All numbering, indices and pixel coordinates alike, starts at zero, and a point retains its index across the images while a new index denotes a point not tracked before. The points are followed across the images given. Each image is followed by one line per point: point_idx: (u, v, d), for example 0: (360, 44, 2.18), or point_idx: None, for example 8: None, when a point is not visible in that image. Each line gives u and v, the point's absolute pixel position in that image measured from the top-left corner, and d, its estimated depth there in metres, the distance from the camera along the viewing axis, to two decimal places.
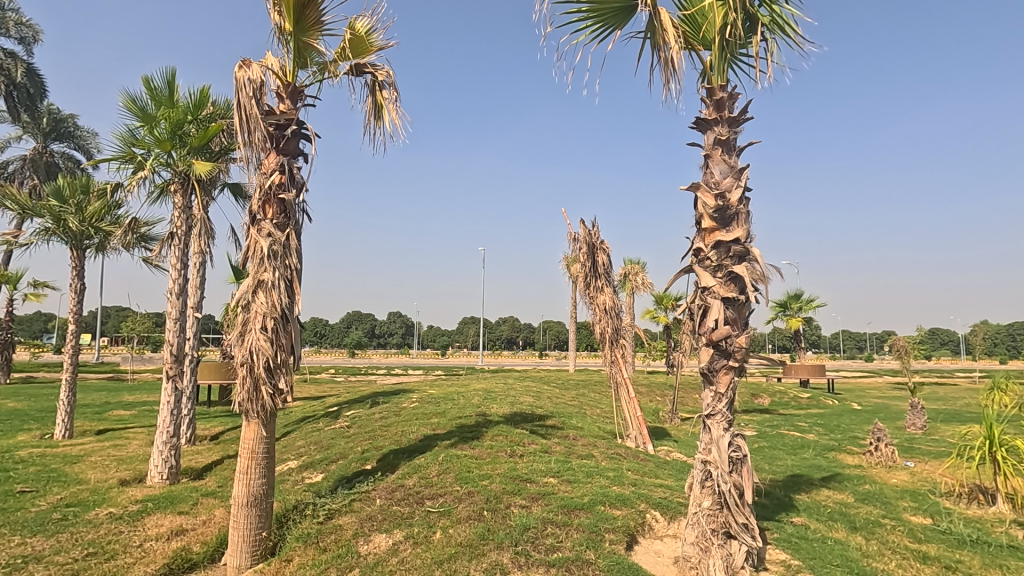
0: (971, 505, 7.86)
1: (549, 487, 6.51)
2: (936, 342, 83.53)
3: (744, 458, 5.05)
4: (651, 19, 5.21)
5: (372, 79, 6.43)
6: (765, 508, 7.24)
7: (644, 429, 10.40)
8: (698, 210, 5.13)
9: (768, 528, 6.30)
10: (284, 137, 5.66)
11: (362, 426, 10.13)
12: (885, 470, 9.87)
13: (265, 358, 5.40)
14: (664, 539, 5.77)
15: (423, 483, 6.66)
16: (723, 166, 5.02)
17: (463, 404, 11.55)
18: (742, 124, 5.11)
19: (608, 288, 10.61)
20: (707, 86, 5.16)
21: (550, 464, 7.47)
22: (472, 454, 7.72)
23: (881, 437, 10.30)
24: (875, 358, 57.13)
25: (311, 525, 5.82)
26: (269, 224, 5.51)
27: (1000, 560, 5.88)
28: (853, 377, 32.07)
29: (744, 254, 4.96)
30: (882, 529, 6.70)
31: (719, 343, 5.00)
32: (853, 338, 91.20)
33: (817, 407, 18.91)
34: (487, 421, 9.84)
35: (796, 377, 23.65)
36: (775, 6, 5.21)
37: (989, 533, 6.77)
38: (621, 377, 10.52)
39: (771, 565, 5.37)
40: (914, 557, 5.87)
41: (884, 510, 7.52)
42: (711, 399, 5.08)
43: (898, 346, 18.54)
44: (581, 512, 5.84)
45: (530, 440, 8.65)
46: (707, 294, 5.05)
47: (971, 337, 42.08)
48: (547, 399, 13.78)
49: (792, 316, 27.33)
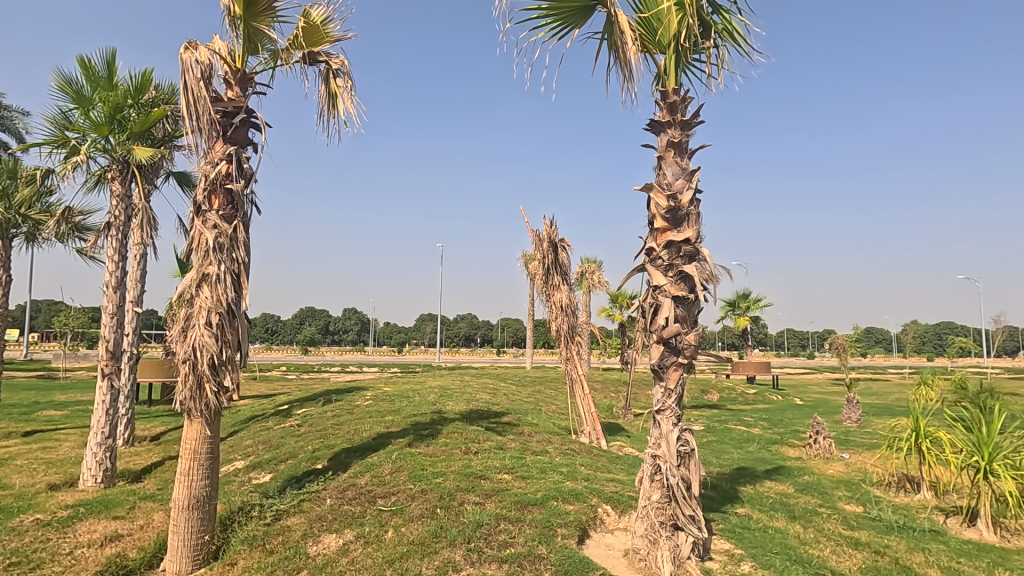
0: (899, 493, 8.41)
1: (503, 484, 6.52)
2: (872, 341, 88.49)
3: (692, 452, 5.25)
4: (609, 21, 5.28)
5: (325, 68, 6.27)
6: (711, 500, 7.49)
7: (598, 425, 10.54)
8: (650, 211, 5.27)
9: (714, 519, 6.52)
10: (232, 126, 5.45)
11: (313, 424, 9.89)
12: (823, 461, 10.41)
13: (209, 354, 5.19)
14: (615, 532, 5.90)
15: (375, 482, 6.56)
16: (675, 168, 5.19)
17: (418, 401, 11.45)
18: (693, 127, 5.28)
19: (564, 286, 10.76)
20: (661, 89, 5.29)
21: (504, 461, 7.49)
22: (426, 451, 7.65)
23: (820, 430, 10.85)
24: (816, 355, 59.99)
25: (257, 527, 5.64)
26: (215, 215, 5.30)
27: (923, 545, 6.29)
28: (795, 373, 33.69)
29: (694, 254, 5.13)
30: (818, 518, 7.05)
31: (669, 341, 5.16)
32: (796, 336, 95.51)
33: (763, 403, 19.66)
34: (443, 418, 9.77)
35: (743, 373, 24.54)
36: (727, 14, 5.34)
37: (914, 519, 7.25)
38: (576, 373, 10.64)
39: (716, 555, 5.57)
40: (847, 543, 6.20)
41: (821, 499, 7.93)
42: (661, 394, 5.25)
43: (837, 344, 19.50)
44: (534, 508, 5.89)
45: (485, 437, 8.65)
46: (659, 293, 5.19)
47: (902, 336, 45.11)
48: (503, 396, 13.80)
49: (740, 315, 28.31)
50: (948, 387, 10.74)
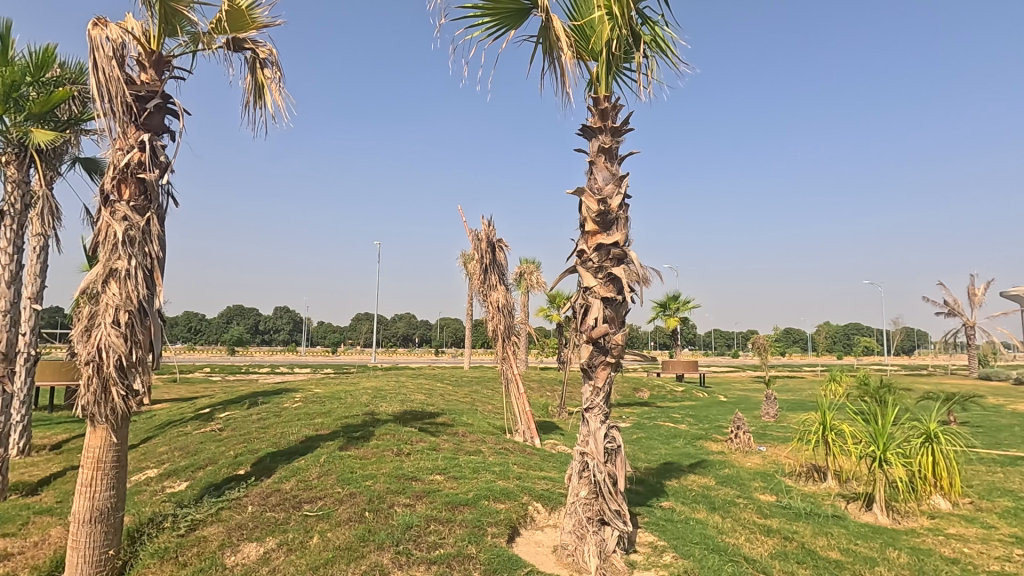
0: (808, 482, 9.05)
1: (434, 485, 6.47)
2: (790, 340, 94.63)
3: (618, 449, 5.42)
4: (543, 26, 5.36)
5: (252, 56, 5.99)
6: (638, 494, 7.76)
7: (532, 424, 10.67)
8: (582, 214, 5.40)
9: (639, 513, 6.76)
10: (146, 111, 5.10)
11: (236, 428, 9.42)
12: (742, 455, 11.03)
13: (117, 356, 4.83)
14: (545, 529, 5.99)
15: (301, 487, 6.34)
16: (605, 173, 5.34)
17: (350, 403, 11.15)
18: (623, 134, 5.46)
19: (501, 286, 10.82)
20: (593, 96, 5.43)
21: (437, 461, 7.44)
22: (357, 454, 7.47)
23: (740, 425, 11.48)
24: (740, 354, 63.43)
25: (169, 538, 5.31)
26: (125, 206, 4.95)
27: (826, 529, 6.80)
28: (720, 371, 35.53)
29: (622, 257, 5.30)
30: (735, 508, 7.47)
31: (598, 340, 5.30)
32: (723, 336, 100.61)
33: (690, 400, 20.58)
34: (375, 420, 9.57)
35: (673, 371, 25.58)
36: (656, 26, 5.55)
37: (820, 506, 7.83)
38: (512, 373, 10.71)
39: (640, 547, 5.78)
40: (760, 531, 6.60)
41: (739, 491, 8.40)
42: (590, 393, 5.38)
43: (758, 344, 20.71)
44: (465, 508, 5.89)
45: (418, 438, 8.55)
46: (589, 294, 5.32)
47: (816, 336, 48.55)
48: (439, 396, 13.70)
49: (671, 316, 29.47)
50: (852, 383, 11.66)
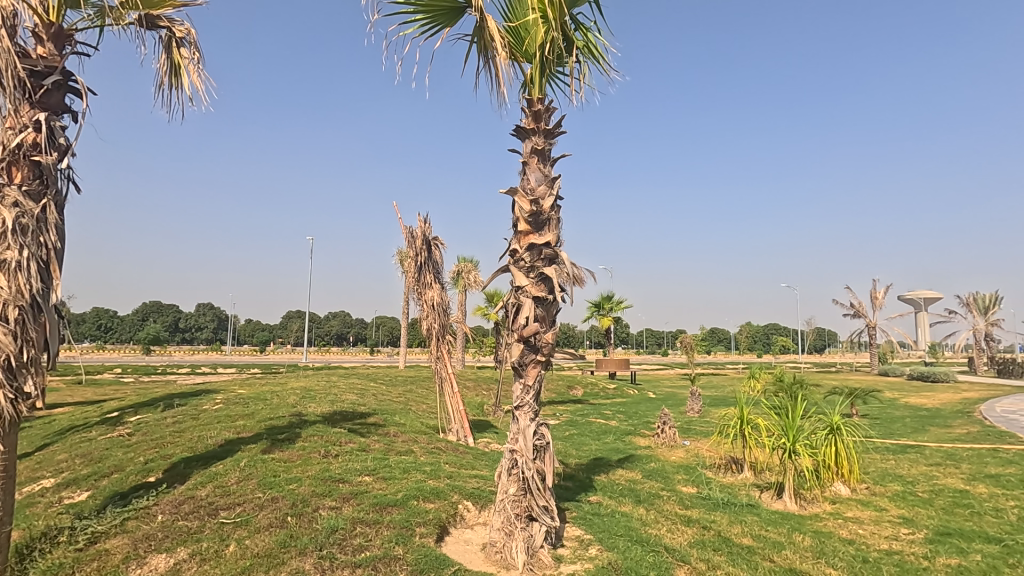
0: (726, 473, 9.58)
1: (363, 486, 6.33)
2: (715, 340, 99.69)
3: (547, 445, 5.53)
4: (478, 25, 5.36)
5: (167, 34, 5.63)
6: (568, 490, 7.94)
7: (466, 423, 10.65)
8: (515, 213, 5.45)
9: (568, 508, 6.92)
10: (42, 88, 4.68)
11: (148, 432, 8.81)
12: (667, 449, 11.52)
13: (4, 355, 4.37)
14: (475, 527, 6.00)
15: (218, 493, 6.01)
16: (538, 173, 5.41)
17: (275, 404, 10.69)
18: (556, 137, 5.56)
19: (436, 284, 10.74)
20: (527, 97, 5.49)
21: (366, 462, 7.28)
22: (281, 457, 7.18)
23: (666, 421, 11.98)
24: (670, 352, 66.07)
25: (65, 553, 4.89)
26: (16, 191, 4.49)
27: (741, 517, 7.23)
28: (650, 369, 36.89)
29: (554, 257, 5.40)
30: (659, 500, 7.79)
31: (528, 339, 5.37)
32: (654, 335, 104.53)
33: (621, 397, 21.26)
34: (302, 421, 9.23)
35: (606, 369, 26.31)
36: (588, 33, 5.69)
37: (736, 496, 8.30)
38: (446, 372, 10.65)
39: (567, 541, 5.91)
40: (681, 521, 6.92)
41: (663, 483, 8.77)
42: (521, 391, 5.44)
43: (686, 342, 21.67)
44: (394, 508, 5.80)
45: (347, 439, 8.33)
46: (520, 293, 5.38)
47: (739, 335, 51.42)
48: (371, 396, 13.40)
49: (605, 315, 30.29)
50: (768, 379, 12.45)
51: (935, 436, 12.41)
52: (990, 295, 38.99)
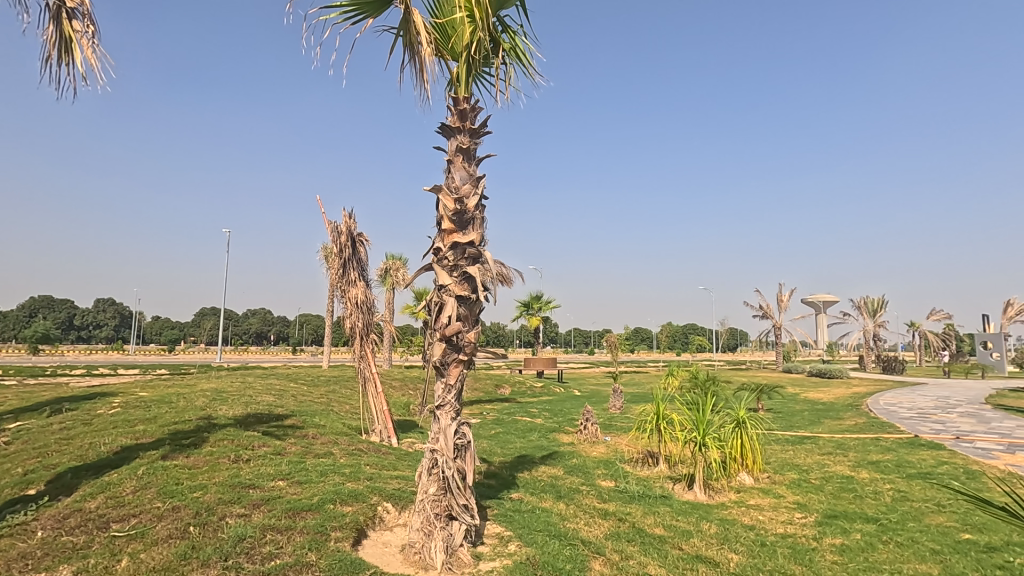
0: (643, 467, 10.01)
1: (275, 491, 6.06)
2: (639, 339, 103.77)
3: (468, 444, 5.53)
4: (404, 19, 5.28)
5: (57, 4, 5.14)
6: (490, 488, 7.99)
7: (390, 423, 10.45)
8: (439, 212, 5.41)
9: (489, 505, 6.96)
10: None
11: (30, 440, 7.98)
12: (589, 445, 11.87)
13: None
14: (394, 529, 5.91)
15: (110, 504, 5.55)
16: (463, 173, 5.41)
17: (182, 407, 10.01)
18: (481, 137, 5.58)
19: (361, 282, 10.46)
20: (453, 95, 5.48)
21: (280, 466, 6.97)
22: (185, 463, 6.73)
23: (589, 418, 12.34)
24: (596, 351, 68.02)
25: None
26: None
27: (654, 508, 7.58)
28: (577, 367, 37.85)
29: (477, 257, 5.41)
30: (579, 495, 8.02)
31: (451, 338, 5.35)
32: (582, 334, 107.27)
33: (548, 395, 21.66)
34: (211, 424, 8.70)
35: (534, 368, 26.72)
36: (515, 36, 5.75)
37: (651, 488, 8.69)
38: (369, 372, 10.39)
39: (488, 539, 5.94)
40: (598, 514, 7.16)
41: (583, 478, 9.03)
42: (442, 390, 5.41)
43: (610, 342, 22.41)
44: (308, 513, 5.60)
45: (261, 443, 7.94)
46: (443, 292, 5.35)
47: (660, 335, 53.81)
48: (290, 397, 12.85)
49: (533, 315, 30.73)
50: (683, 376, 13.13)
51: (828, 428, 13.57)
52: (878, 299, 43.15)
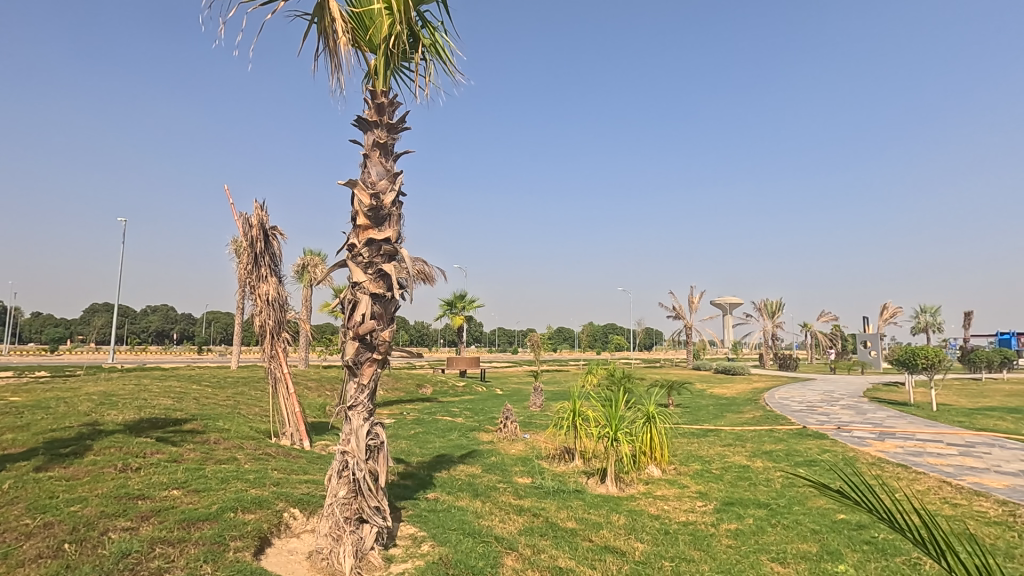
0: (559, 463, 10.26)
1: (168, 502, 5.63)
2: (561, 338, 106.23)
3: (381, 445, 5.42)
4: (319, 6, 5.09)
5: None
6: (406, 489, 7.86)
7: (302, 426, 10.02)
8: (354, 207, 5.25)
9: (404, 507, 6.85)
10: None
11: None
12: (509, 443, 11.99)
13: None
14: (301, 535, 5.67)
15: None
16: (379, 168, 5.29)
17: (62, 412, 9.05)
18: (399, 132, 5.48)
19: (273, 278, 9.94)
20: (370, 88, 5.34)
21: (176, 474, 6.49)
22: (62, 474, 6.09)
23: (508, 416, 12.47)
24: (520, 350, 68.80)
25: None
26: None
27: (568, 503, 7.79)
28: (500, 367, 38.09)
29: (393, 254, 5.31)
30: (495, 492, 8.08)
31: (364, 337, 5.21)
32: (506, 334, 108.18)
33: (470, 394, 21.65)
34: (97, 431, 7.93)
35: (457, 367, 26.62)
36: (435, 32, 5.70)
37: (566, 483, 8.93)
38: (280, 372, 9.88)
39: (400, 541, 5.85)
40: (513, 511, 7.25)
41: (500, 476, 9.11)
42: (354, 390, 5.27)
43: (533, 341, 22.75)
44: (205, 523, 5.25)
45: (154, 450, 7.34)
46: (357, 289, 5.20)
47: (582, 335, 55.37)
48: (192, 399, 11.99)
49: (457, 314, 30.61)
50: (601, 374, 13.60)
51: (730, 421, 14.55)
52: (776, 302, 46.81)
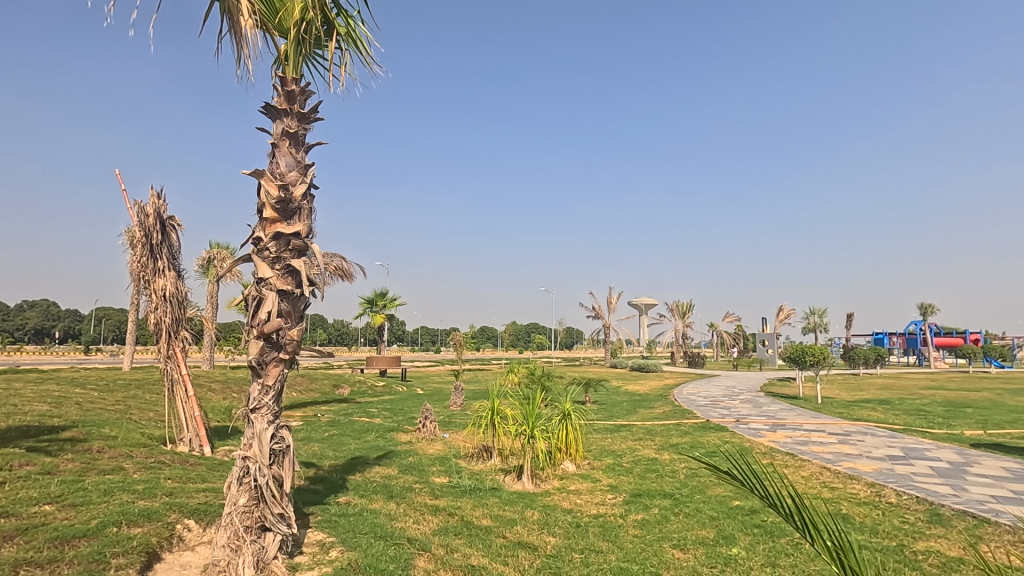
0: (477, 461, 10.28)
1: (37, 519, 5.05)
2: (485, 338, 106.57)
3: (287, 449, 5.18)
4: None
5: None
6: (316, 493, 7.56)
7: (203, 431, 9.36)
8: (260, 198, 4.97)
9: (313, 512, 6.59)
10: None
11: None
12: (427, 442, 11.86)
13: None
14: (196, 548, 5.30)
15: None
16: (289, 158, 5.05)
17: None
18: (311, 123, 5.26)
19: (171, 272, 9.21)
20: (280, 75, 5.09)
21: (49, 488, 5.84)
22: None
23: (427, 415, 12.34)
24: (443, 350, 68.21)
25: None
26: None
27: (484, 501, 7.84)
28: (421, 366, 37.55)
29: (303, 249, 5.09)
30: (411, 493, 7.96)
31: (270, 336, 4.95)
32: (429, 333, 106.94)
33: (389, 394, 21.20)
34: None
35: (376, 367, 25.96)
36: (351, 21, 5.53)
37: (483, 481, 8.97)
38: (178, 374, 9.17)
39: (307, 548, 5.62)
40: (428, 511, 7.19)
41: (417, 476, 9.00)
42: (258, 392, 4.99)
43: (455, 340, 22.66)
44: (82, 540, 4.77)
45: (23, 461, 6.56)
46: (263, 286, 4.93)
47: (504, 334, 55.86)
48: (74, 404, 10.85)
49: (377, 312, 29.85)
50: (523, 371, 13.69)
51: (641, 416, 15.25)
52: (686, 303, 49.62)
